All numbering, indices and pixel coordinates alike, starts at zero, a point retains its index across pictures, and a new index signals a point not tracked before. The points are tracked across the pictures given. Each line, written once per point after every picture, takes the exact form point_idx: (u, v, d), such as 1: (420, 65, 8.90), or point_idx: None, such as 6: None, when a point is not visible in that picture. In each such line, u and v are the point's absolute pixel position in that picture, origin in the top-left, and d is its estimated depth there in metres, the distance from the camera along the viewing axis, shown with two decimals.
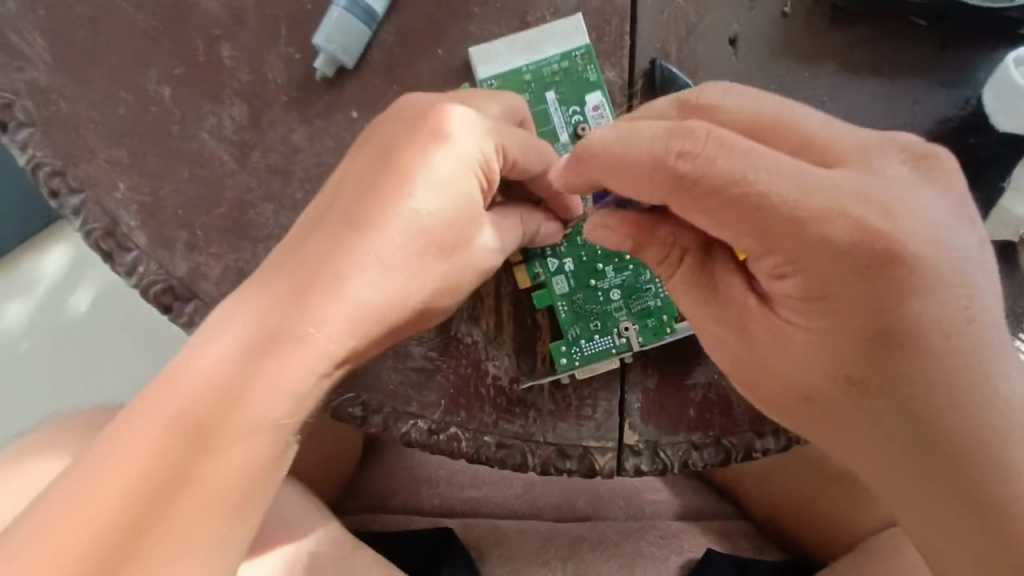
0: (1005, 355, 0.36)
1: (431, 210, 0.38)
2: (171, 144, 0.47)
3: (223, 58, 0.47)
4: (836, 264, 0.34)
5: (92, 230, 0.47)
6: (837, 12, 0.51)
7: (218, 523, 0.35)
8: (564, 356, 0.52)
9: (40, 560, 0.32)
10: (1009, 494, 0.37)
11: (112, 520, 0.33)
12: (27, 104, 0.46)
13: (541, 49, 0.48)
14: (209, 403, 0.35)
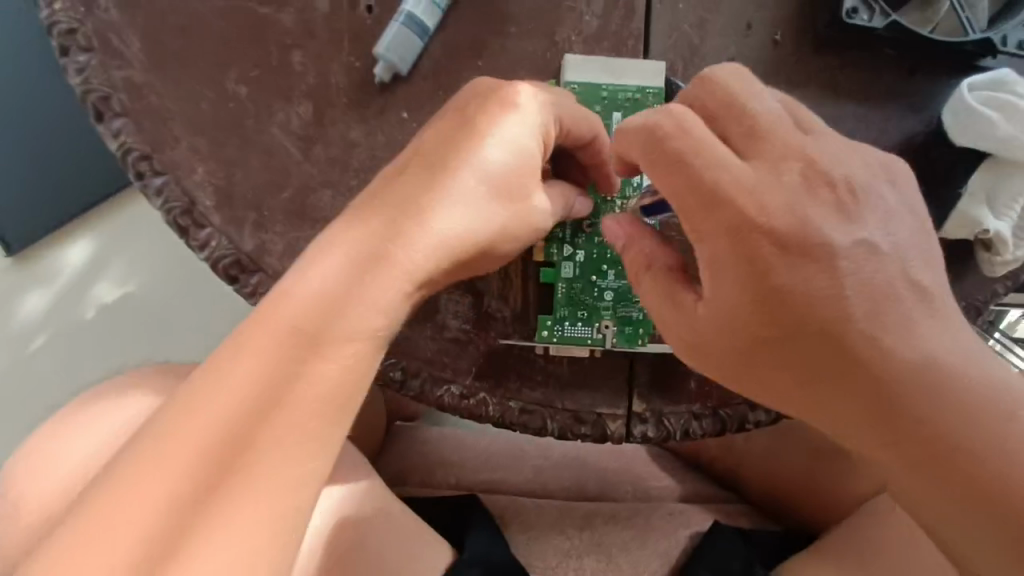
0: (913, 318, 0.42)
1: (499, 165, 0.46)
2: (245, 137, 0.54)
3: (293, 63, 0.54)
4: (727, 237, 0.42)
5: (172, 207, 0.54)
6: (823, 41, 0.59)
7: (323, 411, 0.43)
8: (546, 330, 0.57)
9: (187, 427, 0.41)
10: (954, 435, 0.42)
11: (240, 401, 0.41)
12: (122, 97, 0.53)
13: (620, 75, 0.55)
14: (316, 315, 0.43)
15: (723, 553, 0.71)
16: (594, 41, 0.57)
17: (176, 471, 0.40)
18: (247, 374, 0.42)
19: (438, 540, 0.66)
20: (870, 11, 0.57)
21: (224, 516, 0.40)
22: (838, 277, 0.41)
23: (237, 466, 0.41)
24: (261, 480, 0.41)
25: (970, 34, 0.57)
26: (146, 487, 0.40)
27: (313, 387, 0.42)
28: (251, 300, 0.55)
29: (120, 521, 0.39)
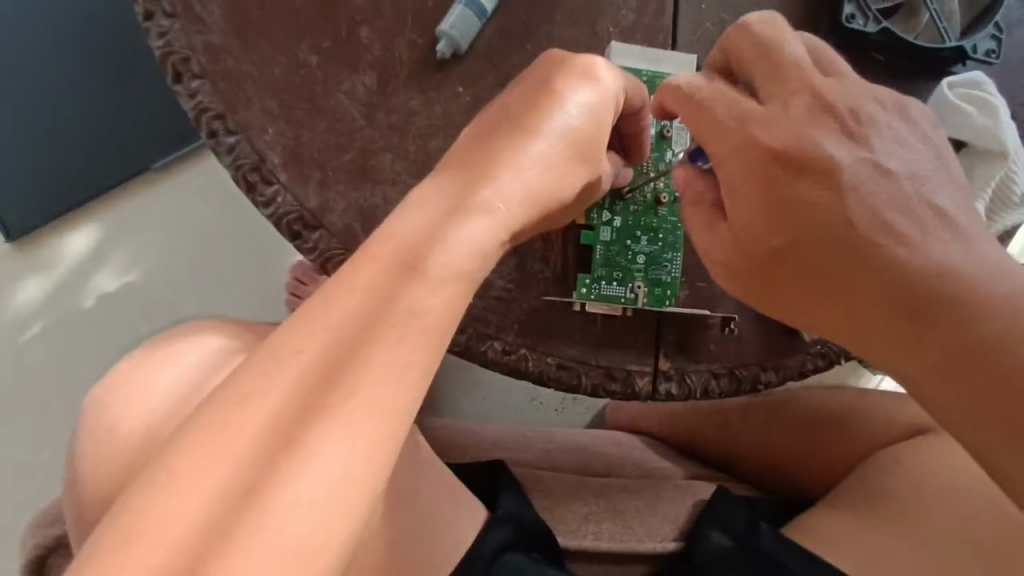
0: (921, 225, 0.46)
1: (577, 124, 0.51)
2: (314, 102, 0.59)
3: (361, 38, 0.59)
4: (742, 164, 0.48)
5: (242, 164, 0.57)
6: (824, 45, 0.67)
7: (419, 342, 0.45)
8: (585, 287, 0.63)
9: (292, 349, 0.43)
10: (991, 333, 0.44)
11: (344, 326, 0.44)
12: (202, 60, 0.57)
13: (660, 65, 0.62)
14: (418, 248, 0.46)
15: (729, 511, 0.71)
16: (628, 33, 0.64)
17: (283, 389, 0.42)
18: (355, 297, 0.44)
19: (475, 502, 0.68)
20: (864, 18, 0.65)
21: (329, 431, 0.41)
22: (843, 193, 0.46)
23: (343, 383, 0.42)
24: (358, 403, 0.42)
25: (947, 42, 0.67)
26: (258, 400, 0.42)
27: (414, 312, 0.45)
28: (310, 256, 0.59)
29: (232, 431, 0.41)
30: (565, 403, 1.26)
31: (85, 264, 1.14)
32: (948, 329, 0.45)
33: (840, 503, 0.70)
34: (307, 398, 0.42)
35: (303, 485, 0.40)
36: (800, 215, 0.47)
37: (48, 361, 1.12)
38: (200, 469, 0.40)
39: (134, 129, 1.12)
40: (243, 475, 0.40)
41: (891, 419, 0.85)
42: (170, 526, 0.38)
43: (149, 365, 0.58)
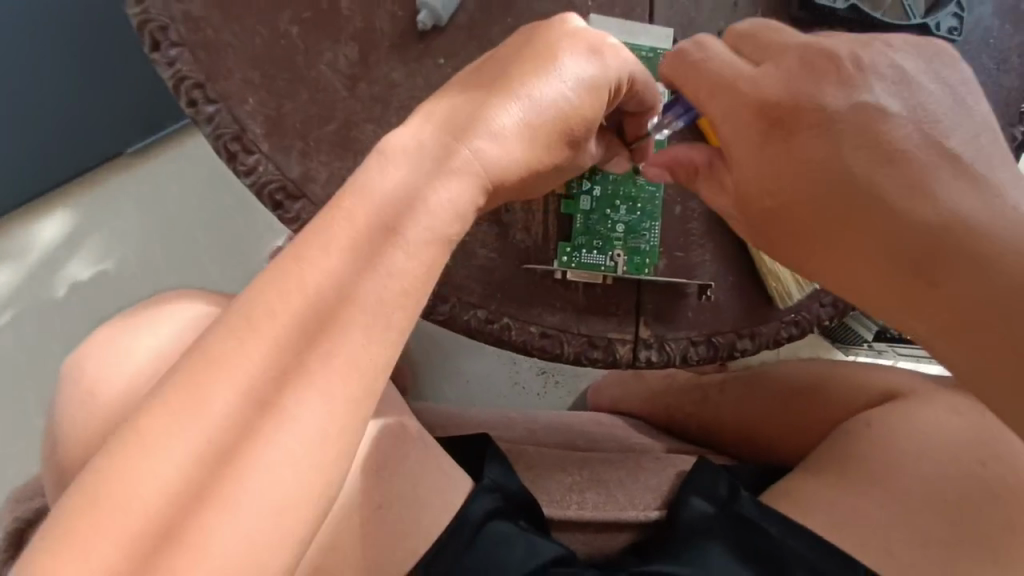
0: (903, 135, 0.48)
1: (574, 106, 0.50)
2: (296, 73, 0.59)
3: (342, 8, 0.60)
4: (737, 107, 0.52)
5: (224, 133, 0.57)
6: (794, 23, 0.69)
7: (397, 304, 0.44)
8: (567, 255, 0.64)
9: (264, 313, 0.42)
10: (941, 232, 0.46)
11: (318, 290, 0.42)
12: (181, 28, 0.57)
13: (634, 38, 0.64)
14: (394, 208, 0.45)
15: (710, 478, 0.72)
16: (606, 8, 0.65)
17: (256, 354, 0.41)
18: (332, 258, 0.43)
19: (460, 473, 0.67)
20: None
21: (305, 393, 0.41)
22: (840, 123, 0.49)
23: (324, 344, 0.42)
24: (332, 360, 0.42)
25: (912, 19, 0.69)
26: (233, 363, 0.41)
27: (391, 273, 0.44)
28: (292, 226, 0.59)
29: (203, 395, 0.40)
30: (547, 386, 1.28)
31: (57, 253, 1.12)
32: (903, 232, 0.47)
33: (814, 468, 0.71)
34: (282, 361, 0.41)
35: (281, 445, 0.40)
36: (775, 137, 0.51)
37: (18, 353, 1.10)
38: (167, 431, 0.39)
39: (123, 126, 1.10)
40: (230, 431, 0.40)
41: (859, 388, 0.86)
42: (136, 489, 0.38)
43: (124, 335, 0.57)
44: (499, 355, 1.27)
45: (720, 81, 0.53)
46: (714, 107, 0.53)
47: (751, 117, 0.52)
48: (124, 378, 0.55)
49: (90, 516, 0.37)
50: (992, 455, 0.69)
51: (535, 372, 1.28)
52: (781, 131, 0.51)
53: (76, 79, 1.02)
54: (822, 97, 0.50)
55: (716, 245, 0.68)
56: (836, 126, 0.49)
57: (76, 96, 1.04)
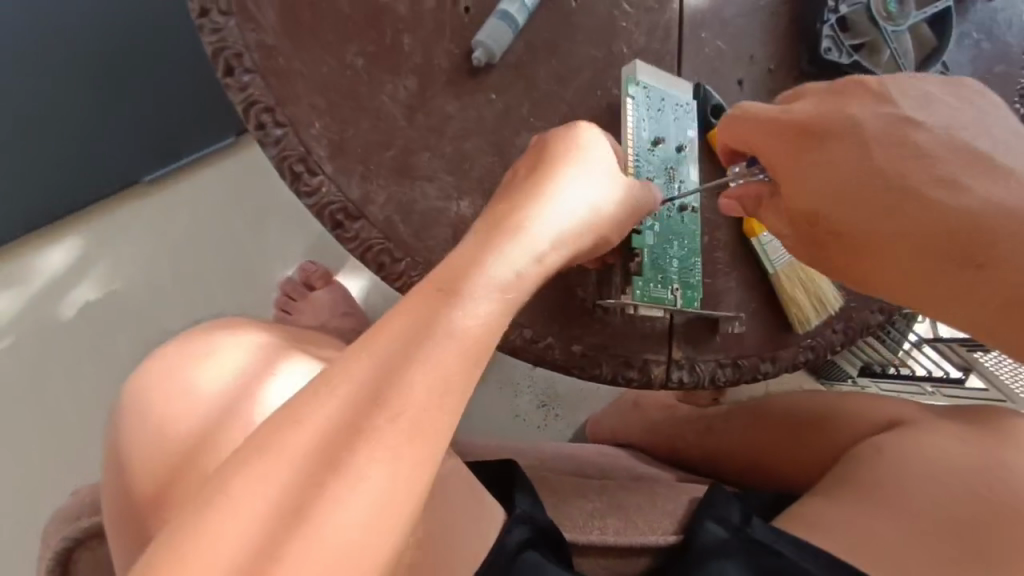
0: (927, 149, 0.55)
1: (595, 204, 0.60)
2: (360, 101, 0.62)
3: (403, 45, 0.64)
4: (776, 137, 0.60)
5: (290, 155, 0.60)
6: (802, 75, 0.77)
7: (456, 365, 0.48)
8: (637, 288, 0.66)
9: (340, 376, 0.46)
10: (962, 222, 0.52)
11: (387, 352, 0.47)
12: (254, 56, 0.60)
13: (673, 87, 0.70)
14: (455, 274, 0.51)
15: (723, 506, 0.75)
16: (640, 54, 0.71)
17: (326, 411, 0.45)
18: (400, 320, 0.48)
19: (492, 503, 0.69)
20: (839, 51, 0.75)
21: (397, 417, 0.45)
22: (867, 144, 0.56)
23: (414, 375, 0.46)
24: (392, 416, 0.45)
25: (905, 75, 0.77)
26: (308, 421, 0.45)
27: (453, 331, 0.49)
28: (351, 245, 0.61)
29: (306, 422, 0.45)
30: (547, 419, 1.30)
31: (63, 280, 1.11)
32: (938, 237, 0.53)
33: (824, 490, 0.74)
34: (379, 387, 0.46)
35: (379, 462, 0.44)
36: (810, 160, 0.58)
37: (21, 382, 1.08)
38: (250, 484, 0.42)
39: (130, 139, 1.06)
40: (301, 484, 0.43)
41: (865, 415, 0.85)
42: (218, 541, 0.40)
43: (182, 357, 0.59)
44: (502, 388, 1.28)
45: (759, 121, 0.61)
46: (761, 137, 0.61)
47: (786, 144, 0.59)
48: (194, 389, 0.57)
49: (215, 516, 0.41)
50: (993, 479, 0.69)
51: (536, 405, 1.29)
52: (839, 141, 0.57)
53: (89, 89, 1.02)
54: (849, 126, 0.57)
55: (741, 273, 0.72)
56: (849, 160, 0.57)
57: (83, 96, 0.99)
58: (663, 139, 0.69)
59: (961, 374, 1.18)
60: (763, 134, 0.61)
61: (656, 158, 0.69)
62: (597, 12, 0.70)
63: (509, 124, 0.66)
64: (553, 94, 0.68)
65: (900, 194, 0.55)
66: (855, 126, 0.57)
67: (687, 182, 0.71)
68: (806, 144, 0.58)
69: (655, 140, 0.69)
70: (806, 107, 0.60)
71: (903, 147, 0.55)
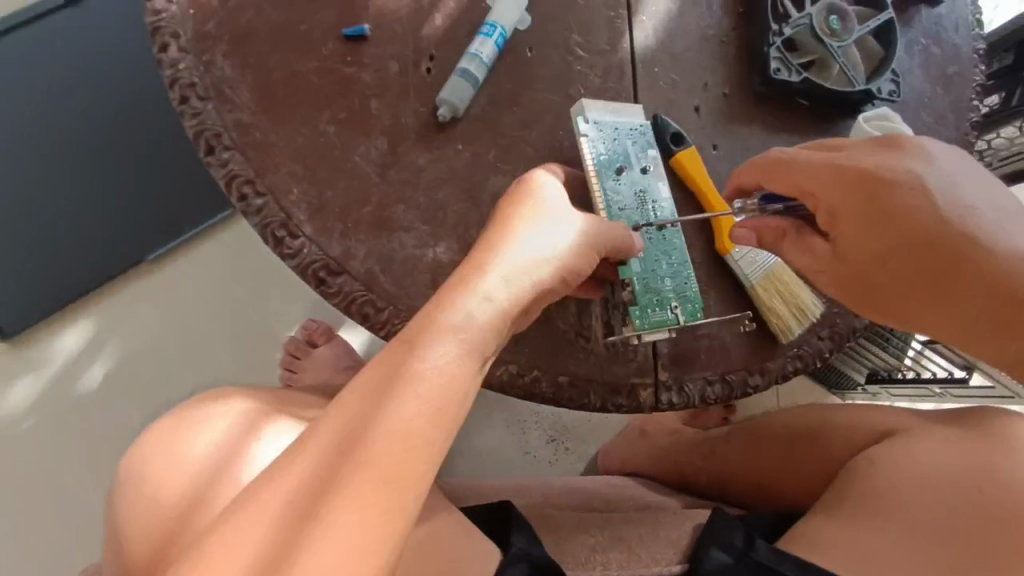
0: (974, 208, 0.59)
1: (552, 243, 0.60)
2: (334, 164, 0.66)
3: (371, 109, 0.68)
4: (829, 184, 0.62)
5: (271, 222, 0.64)
6: (758, 96, 0.80)
7: (421, 413, 0.49)
8: (637, 318, 0.68)
9: (314, 436, 0.49)
10: (1000, 276, 0.58)
11: (354, 407, 0.50)
12: (232, 135, 0.64)
13: (621, 115, 0.73)
14: (420, 326, 0.53)
15: (725, 530, 0.74)
16: (597, 94, 0.75)
17: (297, 467, 0.48)
18: (367, 374, 0.51)
19: (488, 543, 0.70)
20: (788, 71, 0.78)
21: (366, 469, 0.47)
22: (923, 196, 0.59)
23: (390, 425, 0.49)
24: (358, 468, 0.47)
25: (857, 86, 0.79)
26: (280, 479, 0.48)
27: (415, 380, 0.50)
28: (334, 300, 0.64)
29: (279, 480, 0.48)
30: (558, 454, 1.30)
31: (77, 360, 1.15)
32: (972, 287, 0.59)
33: (824, 509, 0.75)
34: (356, 436, 0.48)
35: (350, 515, 0.45)
36: (863, 208, 0.61)
37: (42, 464, 1.12)
38: (227, 545, 0.45)
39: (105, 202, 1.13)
40: (270, 539, 0.45)
41: (855, 426, 0.85)
42: None
43: (176, 428, 0.61)
44: (510, 425, 1.29)
45: (809, 169, 0.63)
46: (813, 186, 0.63)
47: (843, 191, 0.61)
48: (187, 454, 0.59)
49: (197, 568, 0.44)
50: (989, 482, 0.70)
51: (547, 441, 1.30)
52: (898, 188, 0.60)
53: (100, 172, 1.13)
54: (900, 175, 0.60)
55: (718, 292, 0.74)
56: (901, 209, 0.60)
57: (57, 162, 1.10)
58: (625, 167, 0.71)
59: (964, 374, 1.16)
60: (816, 184, 0.63)
61: (624, 186, 0.71)
62: (552, 60, 0.74)
63: (479, 170, 0.69)
64: (519, 138, 0.72)
65: (946, 245, 0.59)
66: (907, 176, 0.60)
67: (662, 201, 0.72)
68: (865, 191, 0.60)
69: (617, 170, 0.71)
70: (864, 155, 0.62)
71: (953, 203, 0.59)
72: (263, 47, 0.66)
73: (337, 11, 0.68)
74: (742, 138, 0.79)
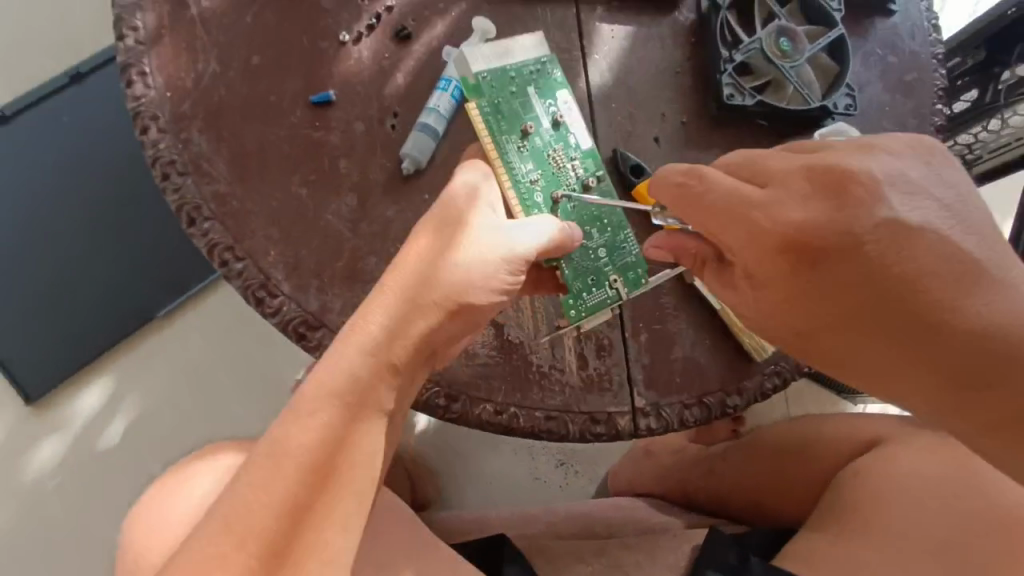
0: (917, 249, 0.55)
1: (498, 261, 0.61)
2: (308, 224, 0.70)
3: (340, 168, 0.72)
4: (752, 232, 0.60)
5: (252, 283, 0.68)
6: (717, 120, 0.82)
7: (353, 479, 0.56)
8: (573, 309, 0.71)
9: (248, 502, 0.53)
10: (940, 329, 0.55)
11: (289, 474, 0.54)
12: (210, 205, 0.69)
13: (516, 56, 0.73)
14: (350, 392, 0.57)
15: (722, 546, 0.74)
16: None
17: (237, 535, 0.52)
18: (302, 438, 0.55)
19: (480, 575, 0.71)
20: (742, 95, 0.80)
21: (308, 541, 0.54)
22: (859, 242, 0.56)
23: (319, 507, 0.55)
24: (302, 537, 0.54)
25: (812, 103, 0.81)
26: (224, 552, 0.51)
27: (348, 452, 0.56)
28: (315, 353, 0.68)
29: (222, 550, 0.51)
30: (567, 477, 1.31)
31: (95, 420, 1.20)
32: (908, 339, 0.56)
33: (811, 526, 0.75)
34: (288, 518, 0.53)
35: None
36: (795, 255, 0.58)
37: (68, 522, 1.17)
38: None
39: (104, 266, 1.19)
40: None
41: (844, 436, 0.88)
42: None
43: (174, 488, 0.69)
44: (517, 452, 1.30)
45: (727, 214, 0.61)
46: (730, 238, 0.61)
47: (765, 238, 0.59)
48: (185, 511, 0.66)
49: None
50: (966, 487, 0.70)
51: (555, 464, 1.31)
52: (839, 248, 0.57)
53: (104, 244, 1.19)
54: (832, 222, 0.57)
55: (690, 315, 0.76)
56: (835, 258, 0.57)
57: (56, 231, 1.17)
58: (531, 125, 0.72)
59: None
60: (736, 238, 0.61)
61: (533, 149, 0.72)
62: None
63: None
64: None
65: (885, 293, 0.56)
66: (840, 222, 0.56)
67: (582, 153, 0.74)
68: (795, 239, 0.58)
69: (523, 128, 0.72)
70: (800, 184, 0.58)
71: (887, 246, 0.56)
72: (235, 121, 0.71)
73: (303, 80, 0.73)
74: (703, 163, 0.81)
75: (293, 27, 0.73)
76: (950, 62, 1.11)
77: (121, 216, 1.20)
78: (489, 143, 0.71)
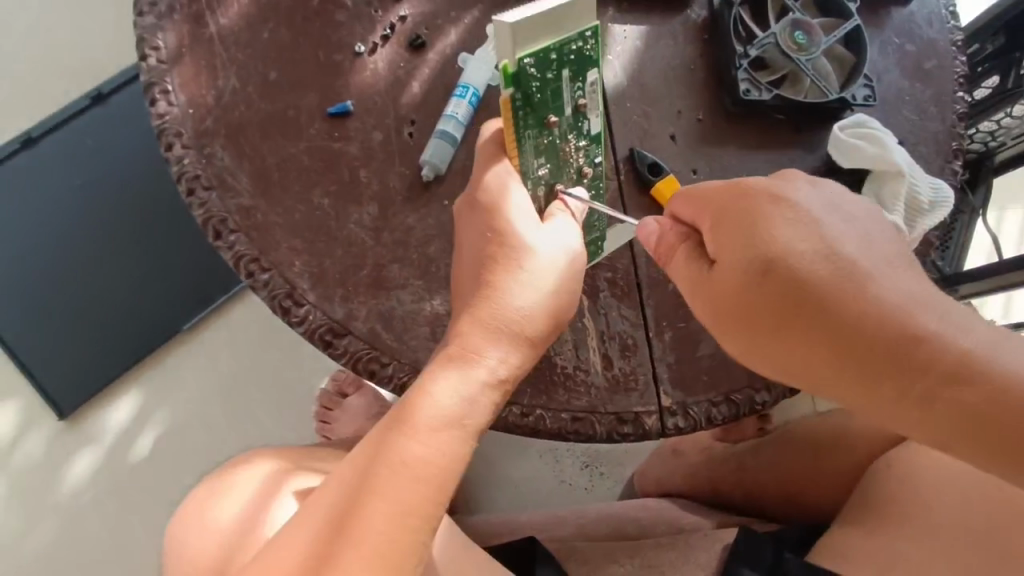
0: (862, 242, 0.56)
1: (553, 254, 0.62)
2: (331, 234, 0.71)
3: (360, 178, 0.73)
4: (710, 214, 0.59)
5: (279, 294, 0.69)
6: (735, 117, 0.82)
7: (411, 482, 0.57)
8: None
9: (321, 499, 0.59)
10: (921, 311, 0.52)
11: (352, 474, 0.58)
12: (236, 218, 0.70)
13: (563, 31, 0.58)
14: (415, 404, 0.59)
15: (755, 545, 0.73)
16: None
17: (307, 529, 0.58)
18: (368, 442, 0.60)
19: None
20: (758, 90, 0.80)
21: (361, 539, 0.55)
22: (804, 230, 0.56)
23: (373, 505, 0.56)
24: (350, 529, 0.56)
25: (831, 95, 0.80)
26: (293, 539, 0.58)
27: (407, 464, 0.57)
28: (342, 360, 0.69)
29: (293, 539, 0.58)
30: (593, 479, 1.30)
31: (126, 434, 1.22)
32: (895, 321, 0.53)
33: (847, 521, 0.74)
34: (345, 503, 0.57)
35: (351, 565, 0.55)
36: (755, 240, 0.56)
37: (102, 534, 1.19)
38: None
39: (129, 281, 1.21)
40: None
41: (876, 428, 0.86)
42: None
43: (210, 497, 0.70)
44: (542, 455, 1.29)
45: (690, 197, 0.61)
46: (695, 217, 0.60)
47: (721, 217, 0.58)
48: (221, 519, 0.67)
49: None
50: None
51: (580, 467, 1.30)
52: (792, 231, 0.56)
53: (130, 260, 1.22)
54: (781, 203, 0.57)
55: None
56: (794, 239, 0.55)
57: (83, 248, 1.20)
58: (555, 115, 0.63)
59: None
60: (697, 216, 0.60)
61: (547, 141, 0.65)
62: None
63: None
64: None
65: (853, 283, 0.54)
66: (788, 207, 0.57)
67: (590, 138, 0.68)
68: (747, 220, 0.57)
69: (546, 122, 0.63)
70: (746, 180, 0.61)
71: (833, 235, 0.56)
72: (256, 136, 0.72)
73: (320, 94, 0.74)
74: (722, 159, 0.81)
75: (309, 42, 0.74)
76: (969, 48, 1.09)
77: (143, 232, 1.22)
78: (510, 141, 0.63)
